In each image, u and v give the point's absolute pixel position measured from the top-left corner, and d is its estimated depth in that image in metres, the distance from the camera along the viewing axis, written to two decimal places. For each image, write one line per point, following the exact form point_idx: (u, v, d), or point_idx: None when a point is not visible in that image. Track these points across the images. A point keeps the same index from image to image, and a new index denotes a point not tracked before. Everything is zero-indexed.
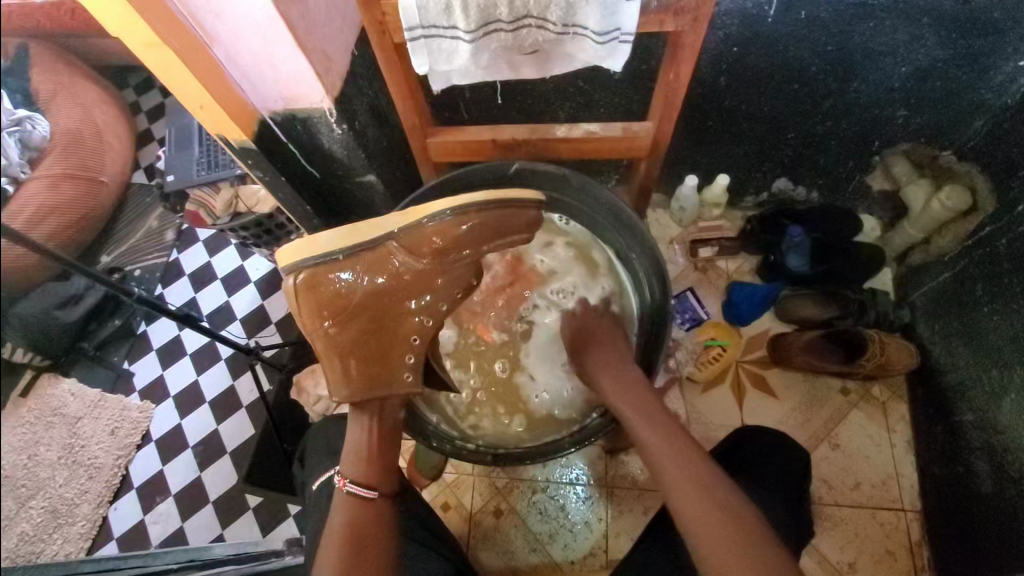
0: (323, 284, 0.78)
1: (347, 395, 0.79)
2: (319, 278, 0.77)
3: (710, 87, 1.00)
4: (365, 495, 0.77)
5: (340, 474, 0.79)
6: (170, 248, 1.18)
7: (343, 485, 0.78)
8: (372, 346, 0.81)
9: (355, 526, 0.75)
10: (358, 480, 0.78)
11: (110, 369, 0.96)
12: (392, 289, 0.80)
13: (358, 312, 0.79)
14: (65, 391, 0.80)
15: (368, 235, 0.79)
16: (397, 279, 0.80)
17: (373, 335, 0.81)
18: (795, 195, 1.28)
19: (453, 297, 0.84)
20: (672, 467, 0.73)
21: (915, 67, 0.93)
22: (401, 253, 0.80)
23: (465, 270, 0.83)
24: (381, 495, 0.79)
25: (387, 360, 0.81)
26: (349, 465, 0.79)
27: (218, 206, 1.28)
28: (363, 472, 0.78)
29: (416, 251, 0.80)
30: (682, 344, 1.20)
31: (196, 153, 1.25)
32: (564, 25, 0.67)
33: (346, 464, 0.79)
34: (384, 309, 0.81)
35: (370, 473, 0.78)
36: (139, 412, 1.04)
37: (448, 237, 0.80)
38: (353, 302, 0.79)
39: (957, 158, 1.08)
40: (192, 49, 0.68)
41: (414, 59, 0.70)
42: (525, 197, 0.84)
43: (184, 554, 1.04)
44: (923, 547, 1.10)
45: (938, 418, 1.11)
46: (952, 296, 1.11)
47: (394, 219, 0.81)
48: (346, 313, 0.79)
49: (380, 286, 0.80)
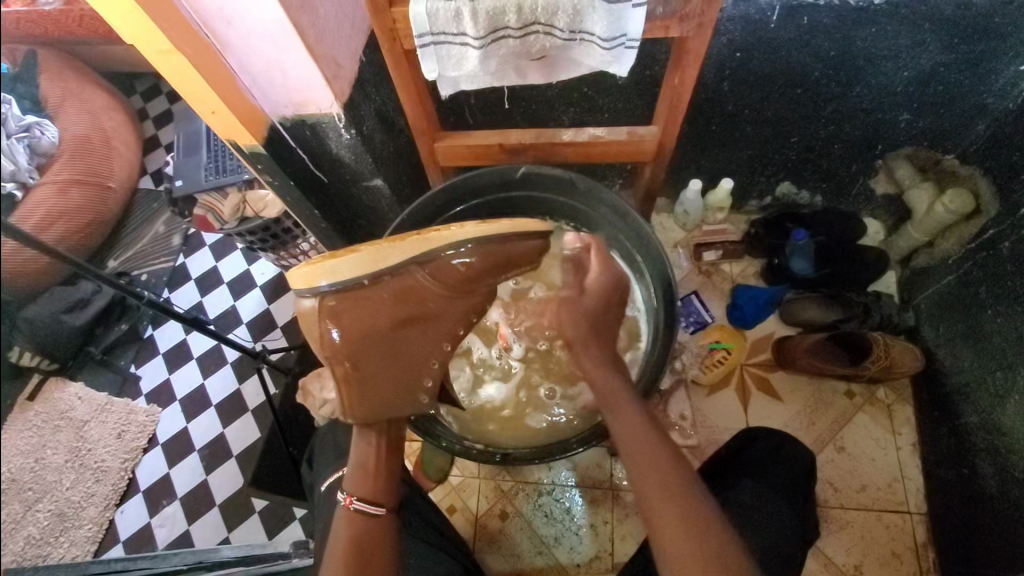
0: (344, 311, 0.73)
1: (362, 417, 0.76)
2: (339, 303, 0.73)
3: (714, 92, 1.01)
4: (372, 512, 0.74)
5: (346, 490, 0.76)
6: (175, 252, 1.35)
7: (349, 503, 0.75)
8: (394, 371, 0.77)
9: (361, 534, 0.72)
10: (365, 496, 0.75)
11: (115, 372, 1.17)
12: (414, 314, 0.76)
13: (379, 338, 0.75)
14: (71, 395, 0.85)
15: (391, 259, 0.74)
16: (421, 307, 0.76)
17: (392, 362, 0.77)
18: (798, 199, 1.29)
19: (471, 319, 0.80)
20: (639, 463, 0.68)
21: (917, 72, 0.94)
22: (425, 281, 0.75)
23: (488, 299, 0.80)
24: (389, 511, 0.75)
25: (408, 384, 0.78)
26: (356, 481, 0.76)
27: (225, 211, 1.20)
28: (366, 487, 0.75)
29: (440, 279, 0.76)
30: (687, 346, 1.21)
31: (204, 158, 1.23)
32: (571, 31, 0.67)
33: (351, 479, 0.76)
34: (406, 334, 0.76)
35: (376, 488, 0.76)
36: (145, 414, 1.27)
37: (473, 264, 0.76)
38: (376, 330, 0.75)
39: (959, 162, 1.08)
40: (206, 58, 0.70)
41: (424, 65, 0.71)
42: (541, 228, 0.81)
43: (191, 557, 1.03)
44: (929, 549, 1.10)
45: (943, 421, 1.11)
46: (955, 300, 1.11)
47: (413, 243, 0.75)
48: (368, 339, 0.75)
49: (403, 315, 0.75)
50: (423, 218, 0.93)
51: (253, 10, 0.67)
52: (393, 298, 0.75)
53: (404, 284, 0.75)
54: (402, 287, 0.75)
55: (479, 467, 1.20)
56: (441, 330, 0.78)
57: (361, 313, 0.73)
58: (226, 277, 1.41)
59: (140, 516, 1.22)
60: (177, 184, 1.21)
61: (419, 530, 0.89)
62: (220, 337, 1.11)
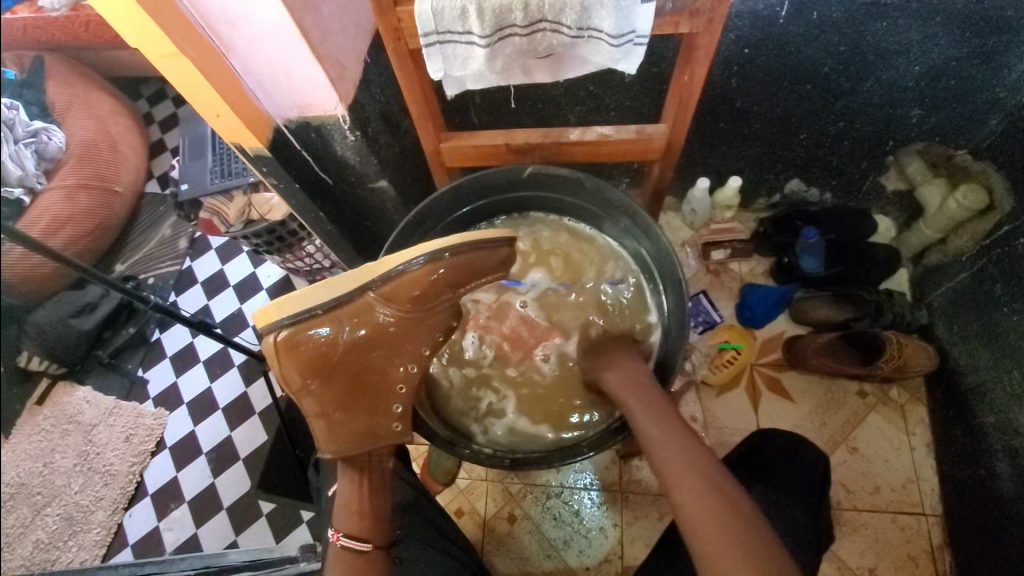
0: (305, 342, 0.74)
1: (337, 452, 0.78)
2: (299, 338, 0.74)
3: (722, 89, 1.00)
4: (360, 548, 0.76)
5: (337, 528, 0.77)
6: (183, 257, 1.17)
7: (337, 539, 0.77)
8: (360, 402, 0.80)
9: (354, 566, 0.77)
10: (353, 532, 0.77)
11: (123, 376, 0.99)
12: (375, 336, 0.79)
13: (341, 366, 0.78)
14: (81, 400, 0.86)
15: (342, 286, 0.77)
16: (382, 331, 0.79)
17: (359, 387, 0.80)
18: (808, 197, 1.27)
19: (437, 338, 0.85)
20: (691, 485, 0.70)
21: (928, 67, 0.92)
22: (381, 303, 0.78)
23: (443, 312, 0.83)
24: (375, 547, 0.78)
25: (379, 411, 0.82)
26: (344, 518, 0.78)
27: (231, 215, 1.33)
28: (355, 524, 0.77)
29: (395, 300, 0.78)
30: (696, 346, 1.20)
31: (209, 161, 1.29)
32: (578, 29, 0.67)
33: (337, 517, 0.78)
34: (369, 359, 0.80)
35: (364, 525, 0.77)
36: (153, 418, 1.05)
37: (425, 285, 0.79)
38: (338, 357, 0.77)
39: (972, 157, 1.06)
40: (210, 61, 0.69)
41: (429, 65, 0.70)
42: (497, 236, 0.83)
43: (199, 561, 1.02)
44: (944, 552, 1.08)
45: (959, 421, 1.10)
46: (970, 297, 1.09)
47: (367, 269, 0.79)
48: (331, 370, 0.78)
49: (362, 339, 0.78)
50: (431, 217, 0.93)
51: (255, 12, 0.67)
52: (351, 324, 0.77)
53: (360, 307, 0.77)
54: (358, 311, 0.77)
55: (487, 471, 1.19)
56: (401, 349, 0.82)
57: (324, 341, 0.76)
58: None
59: None
60: (183, 187, 1.24)
61: (428, 536, 0.88)
62: (227, 341, 1.11)
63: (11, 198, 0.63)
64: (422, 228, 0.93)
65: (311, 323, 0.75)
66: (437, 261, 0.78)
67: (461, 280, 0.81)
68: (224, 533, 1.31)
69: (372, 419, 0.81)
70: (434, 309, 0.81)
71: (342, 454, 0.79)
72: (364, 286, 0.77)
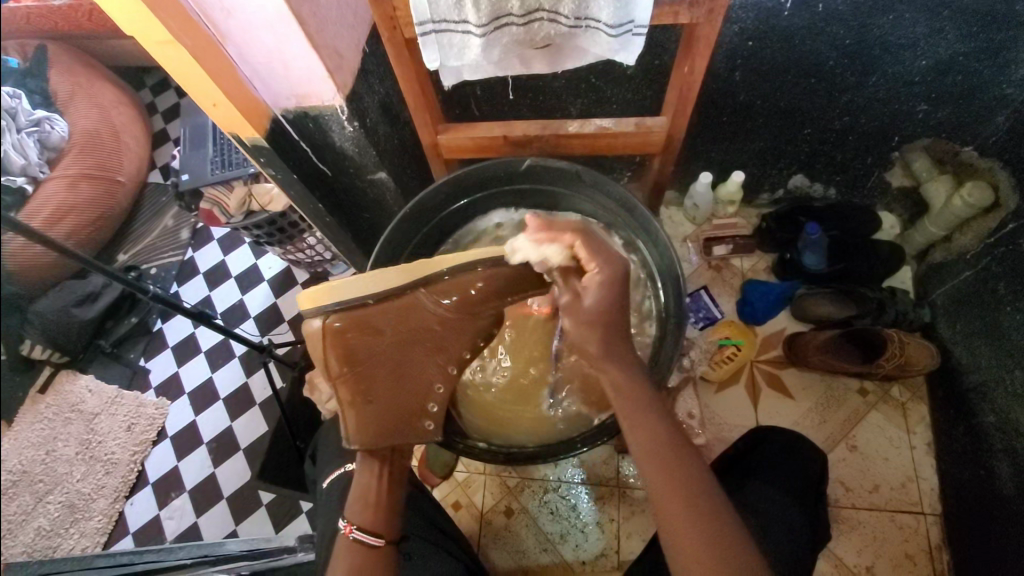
0: (350, 329, 0.72)
1: (362, 443, 0.73)
2: (344, 324, 0.71)
3: (725, 82, 0.99)
4: (372, 542, 0.68)
5: (346, 518, 0.70)
6: (185, 247, 1.41)
7: (348, 531, 0.69)
8: (395, 398, 0.75)
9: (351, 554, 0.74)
10: (366, 525, 0.69)
11: (126, 366, 1.26)
12: (418, 332, 0.75)
13: (381, 358, 0.74)
14: (82, 390, 1.05)
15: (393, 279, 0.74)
16: (428, 328, 0.76)
17: (397, 382, 0.76)
18: (812, 192, 1.26)
19: (477, 345, 0.80)
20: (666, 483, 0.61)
21: (936, 61, 0.91)
22: (430, 301, 0.75)
23: (487, 322, 0.79)
24: (388, 542, 0.70)
25: (412, 408, 0.77)
26: (357, 508, 0.70)
27: (231, 205, 1.21)
28: (367, 513, 0.70)
29: (443, 300, 0.75)
30: (695, 342, 1.18)
31: (210, 152, 1.25)
32: (576, 18, 0.66)
33: (351, 506, 0.71)
34: (409, 355, 0.76)
35: (377, 517, 0.69)
36: (154, 408, 1.28)
37: (476, 289, 0.76)
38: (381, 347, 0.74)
39: (979, 153, 1.05)
40: (205, 50, 0.68)
41: (425, 54, 0.69)
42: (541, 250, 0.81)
43: (197, 550, 1.03)
44: (943, 551, 1.07)
45: (959, 421, 1.09)
46: (975, 296, 1.08)
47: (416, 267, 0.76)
48: (372, 361, 0.74)
49: (406, 334, 0.75)
50: (428, 210, 0.93)
51: (252, 0, 0.66)
52: (398, 318, 0.74)
53: (410, 304, 0.74)
54: (407, 308, 0.74)
55: (485, 464, 1.19)
56: (444, 349, 0.78)
57: (368, 330, 0.72)
58: (235, 271, 1.42)
59: (151, 508, 1.25)
60: (183, 177, 1.22)
61: (424, 528, 0.88)
62: (227, 332, 1.09)
63: (15, 186, 0.59)
64: (419, 219, 0.93)
65: (358, 311, 0.72)
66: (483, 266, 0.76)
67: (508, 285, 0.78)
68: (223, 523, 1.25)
69: (405, 415, 0.76)
70: (478, 315, 0.77)
71: (366, 446, 0.73)
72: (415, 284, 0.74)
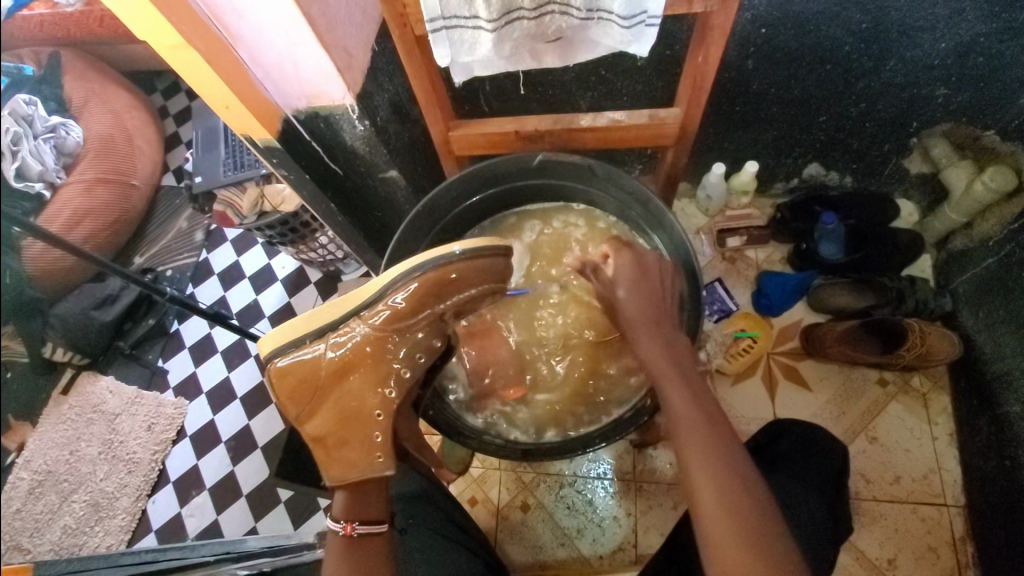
0: (294, 373, 0.75)
1: (336, 478, 0.73)
2: (292, 362, 0.75)
3: (738, 71, 0.98)
4: (375, 530, 0.72)
5: (340, 519, 0.72)
6: (200, 248, 1.44)
7: (349, 530, 0.70)
8: (341, 424, 0.75)
9: (366, 555, 0.70)
10: (365, 520, 0.72)
11: (144, 366, 1.35)
12: (352, 361, 0.75)
13: (327, 392, 0.75)
14: (103, 390, 1.26)
15: (355, 302, 0.77)
16: (371, 348, 0.75)
17: (338, 418, 0.75)
18: (827, 180, 1.24)
19: (401, 374, 0.77)
20: (692, 424, 0.67)
21: (955, 43, 0.89)
22: (369, 322, 0.75)
23: (431, 330, 0.78)
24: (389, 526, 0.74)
25: (356, 438, 0.74)
26: (346, 509, 0.72)
27: (244, 205, 1.20)
28: (354, 508, 0.72)
29: (384, 319, 0.75)
30: (711, 336, 1.20)
31: (222, 154, 1.27)
32: (588, 10, 0.65)
33: (343, 507, 0.72)
34: (346, 383, 0.75)
35: (374, 509, 0.73)
36: (173, 408, 1.33)
37: (411, 301, 0.75)
38: (321, 381, 0.75)
39: (1000, 138, 1.02)
40: (218, 51, 0.68)
41: (435, 51, 0.68)
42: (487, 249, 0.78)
43: (218, 548, 1.03)
44: (967, 543, 1.06)
45: (982, 410, 1.07)
46: (998, 283, 1.06)
47: (371, 286, 0.77)
48: (322, 393, 0.75)
49: (341, 360, 0.75)
50: (441, 206, 0.92)
51: (264, 3, 0.66)
52: (338, 354, 0.75)
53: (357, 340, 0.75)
54: (364, 344, 0.75)
55: (500, 460, 1.19)
56: (379, 373, 0.76)
57: (309, 372, 0.75)
58: (248, 271, 1.43)
59: (172, 507, 1.27)
60: (198, 180, 1.25)
61: (438, 523, 0.88)
62: (242, 332, 1.08)
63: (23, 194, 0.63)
64: (430, 219, 0.92)
65: (315, 346, 0.75)
66: (409, 282, 0.75)
67: (448, 289, 0.77)
68: (246, 517, 1.26)
69: (356, 445, 0.74)
70: (404, 331, 0.76)
71: (337, 481, 0.73)
72: (362, 308, 0.76)
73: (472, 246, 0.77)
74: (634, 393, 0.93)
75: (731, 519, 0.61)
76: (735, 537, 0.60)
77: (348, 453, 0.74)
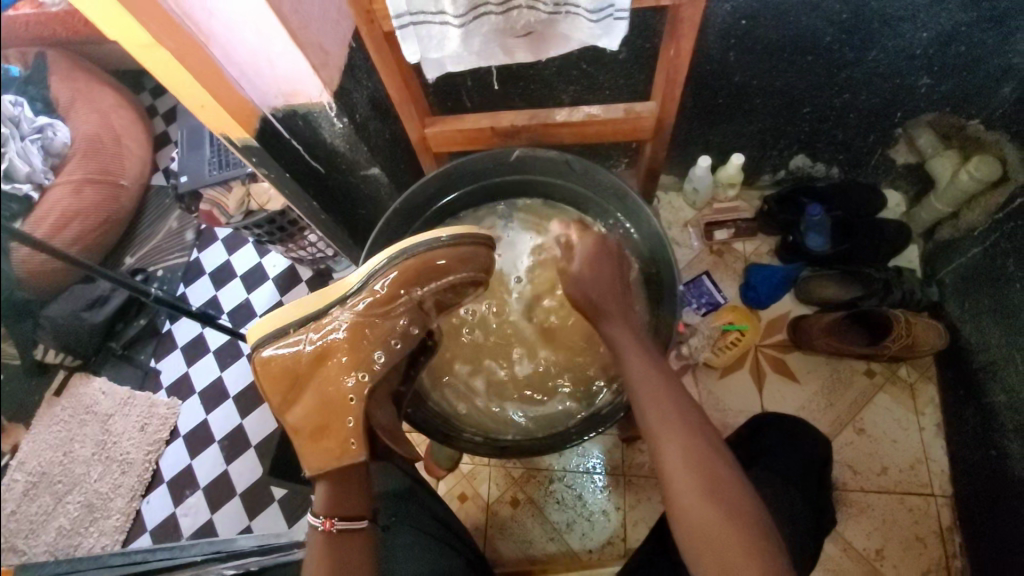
0: (277, 360, 0.75)
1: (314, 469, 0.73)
2: (274, 352, 0.76)
3: (719, 63, 0.97)
4: (354, 525, 0.71)
5: (320, 514, 0.70)
6: (190, 248, 1.45)
7: (329, 526, 0.69)
8: (319, 414, 0.75)
9: (343, 550, 0.69)
10: (344, 513, 0.71)
11: (137, 367, 1.32)
12: (334, 345, 0.76)
13: (306, 381, 0.76)
14: (94, 393, 1.13)
15: (339, 290, 0.78)
16: (353, 334, 0.76)
17: (315, 405, 0.75)
18: (813, 171, 1.23)
19: (377, 361, 0.77)
20: (656, 398, 0.73)
21: (937, 33, 0.88)
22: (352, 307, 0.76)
23: (414, 316, 0.78)
24: (369, 521, 0.73)
25: (333, 426, 0.74)
26: (324, 503, 0.71)
27: (230, 205, 1.19)
28: (332, 502, 0.71)
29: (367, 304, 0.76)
30: (697, 328, 1.16)
31: (207, 154, 1.26)
32: (556, 4, 0.65)
33: (323, 502, 0.71)
34: (327, 368, 0.76)
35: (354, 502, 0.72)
36: (167, 408, 1.32)
37: (392, 286, 0.76)
38: (303, 367, 0.75)
39: (984, 127, 1.02)
40: (190, 51, 0.67)
41: (405, 47, 0.68)
42: (469, 236, 0.79)
43: (209, 546, 1.04)
44: (954, 533, 1.06)
45: (969, 400, 1.07)
46: (983, 273, 1.06)
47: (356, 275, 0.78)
48: (303, 382, 0.76)
49: (323, 347, 0.76)
50: (418, 205, 0.92)
51: None
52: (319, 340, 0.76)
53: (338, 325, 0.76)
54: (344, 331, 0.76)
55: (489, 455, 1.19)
56: (359, 358, 0.76)
57: (291, 360, 0.75)
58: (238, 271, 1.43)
59: (165, 506, 1.28)
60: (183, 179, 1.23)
61: (422, 521, 0.88)
62: (232, 332, 1.07)
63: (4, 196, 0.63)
64: (408, 217, 0.92)
65: (298, 333, 0.76)
66: (389, 268, 0.75)
67: (430, 275, 0.77)
68: (238, 516, 1.27)
69: (332, 434, 0.74)
70: (385, 317, 0.77)
71: (314, 471, 0.73)
72: (346, 295, 0.77)
73: (451, 233, 0.78)
74: (615, 388, 0.93)
75: (697, 482, 0.67)
76: (704, 502, 0.66)
77: (324, 442, 0.73)
